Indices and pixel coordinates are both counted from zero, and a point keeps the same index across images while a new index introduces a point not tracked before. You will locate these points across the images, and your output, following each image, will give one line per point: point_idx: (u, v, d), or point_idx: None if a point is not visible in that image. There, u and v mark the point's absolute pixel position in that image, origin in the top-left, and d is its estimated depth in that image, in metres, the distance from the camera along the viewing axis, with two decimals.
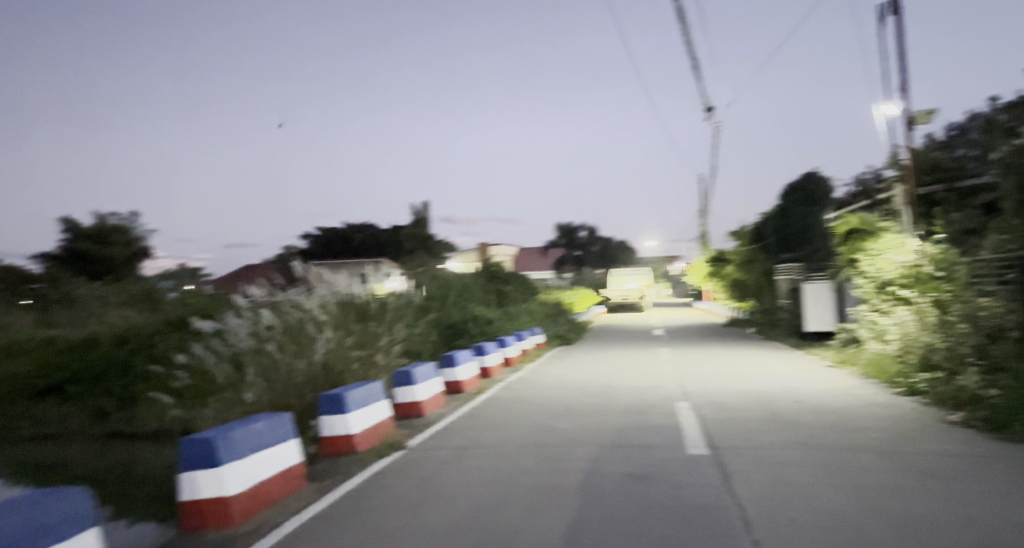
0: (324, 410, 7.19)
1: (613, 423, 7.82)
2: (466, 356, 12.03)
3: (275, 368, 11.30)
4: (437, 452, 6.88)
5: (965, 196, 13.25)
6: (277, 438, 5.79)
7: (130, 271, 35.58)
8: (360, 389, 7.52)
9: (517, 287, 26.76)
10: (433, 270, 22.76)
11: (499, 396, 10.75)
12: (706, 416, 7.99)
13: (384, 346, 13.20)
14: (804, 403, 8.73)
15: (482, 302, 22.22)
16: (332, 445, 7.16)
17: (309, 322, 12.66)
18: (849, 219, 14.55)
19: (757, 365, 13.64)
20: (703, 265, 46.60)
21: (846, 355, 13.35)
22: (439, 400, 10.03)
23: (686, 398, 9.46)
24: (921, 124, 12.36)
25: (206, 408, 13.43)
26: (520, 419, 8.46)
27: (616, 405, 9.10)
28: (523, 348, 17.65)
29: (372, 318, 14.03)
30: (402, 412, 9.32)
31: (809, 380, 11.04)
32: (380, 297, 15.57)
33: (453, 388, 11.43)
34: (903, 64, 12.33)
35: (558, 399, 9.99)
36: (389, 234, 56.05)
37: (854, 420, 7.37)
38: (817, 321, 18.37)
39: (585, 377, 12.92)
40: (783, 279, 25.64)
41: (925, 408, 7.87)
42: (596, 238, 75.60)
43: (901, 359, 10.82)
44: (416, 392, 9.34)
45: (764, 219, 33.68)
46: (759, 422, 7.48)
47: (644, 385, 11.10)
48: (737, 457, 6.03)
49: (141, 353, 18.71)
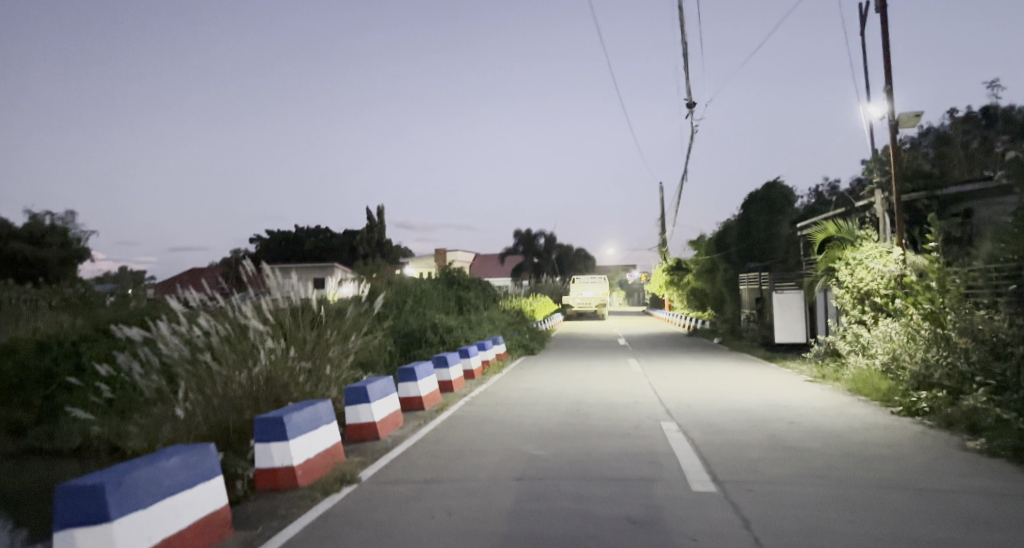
0: (260, 437, 5.99)
1: (598, 451, 6.83)
2: (427, 370, 10.93)
3: (209, 381, 9.99)
4: (395, 488, 5.78)
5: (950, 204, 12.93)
6: (196, 476, 4.59)
7: (65, 274, 33.00)
8: (305, 410, 6.38)
9: (478, 294, 25.75)
10: (391, 275, 21.55)
11: (464, 414, 9.69)
12: (698, 441, 7.08)
13: (334, 357, 11.93)
14: (801, 424, 7.96)
15: (441, 309, 21.12)
16: (268, 480, 5.98)
17: (251, 329, 11.39)
18: (827, 227, 14.07)
19: (736, 379, 12.91)
20: (662, 274, 46.51)
21: (826, 369, 12.72)
22: (396, 419, 8.90)
23: (672, 418, 8.59)
24: (906, 127, 11.95)
25: (132, 424, 11.93)
26: (489, 444, 7.41)
27: (596, 427, 8.12)
28: (486, 359, 16.62)
29: (324, 325, 12.80)
30: (353, 435, 8.16)
31: (797, 396, 10.32)
32: (333, 304, 14.32)
33: (411, 405, 10.29)
34: (888, 65, 11.93)
35: (530, 419, 8.97)
36: (344, 238, 54.28)
37: (864, 448, 6.59)
38: (787, 332, 17.90)
39: (556, 391, 11.97)
40: (747, 289, 25.32)
41: (935, 433, 7.16)
42: (554, 246, 75.27)
43: (892, 375, 10.20)
44: (371, 411, 8.20)
45: (726, 227, 33.40)
46: (759, 449, 6.60)
47: (621, 402, 10.18)
48: (750, 496, 5.12)
49: (66, 363, 16.75)
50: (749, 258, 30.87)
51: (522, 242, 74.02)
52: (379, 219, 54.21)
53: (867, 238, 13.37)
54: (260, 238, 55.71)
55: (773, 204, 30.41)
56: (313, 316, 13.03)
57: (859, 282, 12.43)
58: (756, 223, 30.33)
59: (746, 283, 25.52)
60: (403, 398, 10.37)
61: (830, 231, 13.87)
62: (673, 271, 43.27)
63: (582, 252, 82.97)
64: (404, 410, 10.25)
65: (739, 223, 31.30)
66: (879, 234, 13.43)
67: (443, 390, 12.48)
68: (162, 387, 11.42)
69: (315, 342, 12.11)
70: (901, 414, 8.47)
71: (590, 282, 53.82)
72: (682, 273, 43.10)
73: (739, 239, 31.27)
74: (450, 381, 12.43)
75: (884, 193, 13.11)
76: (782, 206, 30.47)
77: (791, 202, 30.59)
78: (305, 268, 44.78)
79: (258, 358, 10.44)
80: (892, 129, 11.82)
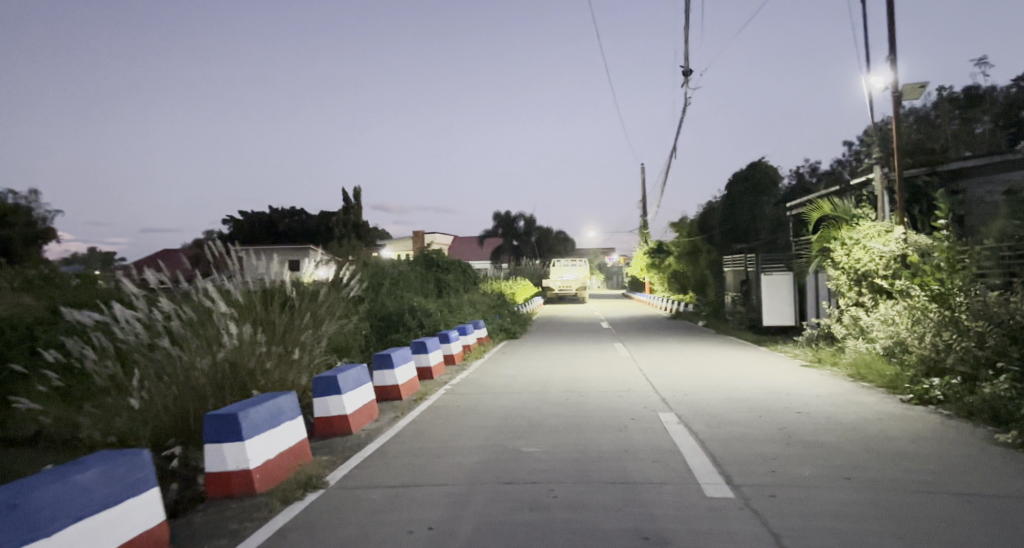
0: (210, 437, 5.20)
1: (593, 448, 6.14)
2: (404, 356, 10.17)
3: (169, 368, 9.14)
4: (368, 494, 5.06)
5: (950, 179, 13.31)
6: (122, 491, 3.83)
7: (28, 255, 31.38)
8: (264, 406, 5.63)
9: (457, 276, 24.96)
10: (366, 256, 20.68)
11: (445, 404, 8.99)
12: (704, 435, 6.45)
13: (305, 342, 11.11)
14: (809, 415, 7.40)
15: (419, 292, 20.32)
16: (220, 487, 5.21)
17: (215, 312, 10.56)
18: (822, 205, 13.57)
19: (728, 363, 12.39)
20: (642, 257, 46.12)
21: (823, 353, 12.20)
22: (370, 411, 8.17)
23: (670, 408, 7.95)
24: (910, 99, 11.38)
25: (85, 414, 10.97)
26: (473, 440, 6.70)
27: (589, 419, 7.45)
28: (466, 344, 15.91)
29: (296, 307, 11.97)
30: (322, 429, 7.41)
31: (800, 383, 9.77)
32: (307, 286, 13.48)
33: (388, 394, 9.56)
34: (893, 32, 11.30)
35: (515, 410, 8.27)
36: (320, 219, 52.96)
37: (884, 441, 6.02)
38: (776, 314, 17.41)
39: (542, 377, 11.32)
40: (732, 270, 24.87)
41: (956, 424, 6.62)
42: (534, 228, 74.59)
43: (898, 360, 9.66)
44: (342, 403, 7.44)
45: (709, 208, 32.97)
46: (771, 445, 5.98)
47: (612, 390, 9.54)
48: (773, 504, 4.46)
49: (18, 347, 15.47)
50: (732, 239, 30.44)
51: (501, 224, 73.04)
52: (356, 200, 52.86)
53: (864, 217, 12.84)
54: (233, 218, 54.11)
55: (758, 185, 29.93)
56: (285, 298, 12.20)
57: (856, 263, 11.94)
58: (740, 203, 29.89)
59: (730, 265, 25.06)
60: (378, 386, 9.61)
61: (825, 209, 13.33)
62: (654, 253, 42.78)
63: (562, 234, 82.36)
64: (379, 400, 9.50)
65: (723, 205, 30.79)
66: (876, 212, 12.95)
67: (422, 377, 11.75)
68: (117, 375, 10.48)
69: (285, 325, 11.29)
70: (913, 402, 7.91)
71: (570, 265, 53.24)
72: (663, 256, 42.62)
73: (722, 221, 30.79)
74: (429, 368, 11.69)
75: (883, 169, 12.61)
76: (766, 186, 29.85)
77: (775, 181, 30.03)
78: (280, 250, 43.49)
79: (222, 342, 9.63)
80: (895, 100, 11.24)
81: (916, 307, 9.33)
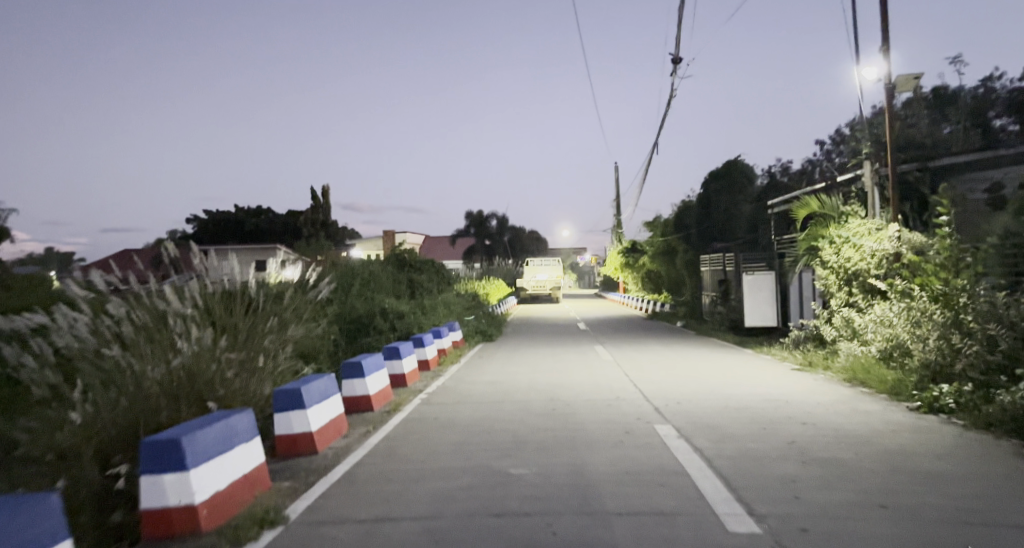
0: (146, 468, 4.36)
1: (592, 469, 5.48)
2: (377, 364, 9.43)
3: (119, 378, 8.21)
4: (336, 532, 4.34)
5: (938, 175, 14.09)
6: (26, 541, 3.05)
7: None
8: (213, 427, 4.85)
9: (431, 276, 24.12)
10: (335, 255, 19.73)
11: (422, 417, 8.28)
12: (709, 452, 5.85)
13: (269, 347, 10.24)
14: (815, 426, 6.88)
15: (390, 293, 19.48)
16: (158, 526, 4.35)
17: (171, 315, 9.65)
18: (809, 202, 13.17)
19: (718, 367, 11.84)
20: (616, 257, 45.76)
21: (814, 356, 11.74)
22: (338, 426, 7.41)
23: (666, 420, 7.34)
24: (903, 91, 11.00)
25: (21, 429, 9.87)
26: (456, 460, 5.99)
27: (581, 434, 6.80)
28: (441, 348, 15.20)
29: (260, 310, 11.09)
30: (284, 448, 6.63)
31: (798, 389, 9.27)
32: (272, 288, 12.61)
33: (359, 406, 8.81)
34: (886, 21, 10.89)
35: (499, 423, 7.59)
36: (286, 219, 51.37)
37: (905, 457, 5.50)
38: (758, 315, 17.03)
39: (525, 383, 10.70)
40: (710, 270, 24.55)
41: (974, 436, 6.16)
42: (506, 228, 73.91)
43: (898, 365, 9.22)
44: (306, 420, 6.67)
45: (683, 207, 32.71)
46: (785, 464, 5.39)
47: (600, 398, 8.94)
48: (807, 540, 3.86)
49: None
50: (709, 239, 30.23)
51: (472, 223, 72.24)
52: (324, 199, 51.57)
53: (854, 216, 12.48)
54: (196, 218, 52.27)
55: (733, 183, 29.69)
56: (249, 300, 11.34)
57: (846, 262, 11.59)
58: (716, 202, 29.66)
59: (707, 264, 24.79)
60: (348, 397, 8.85)
61: (812, 206, 12.92)
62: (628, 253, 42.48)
63: (534, 234, 81.89)
64: (350, 412, 8.74)
65: (699, 203, 30.56)
66: (865, 210, 12.61)
67: (395, 385, 11.01)
68: (60, 386, 9.46)
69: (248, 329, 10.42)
70: (921, 411, 7.42)
71: (542, 265, 52.89)
72: (637, 255, 42.40)
73: (698, 220, 30.56)
74: (403, 375, 10.96)
75: (874, 165, 12.29)
76: (742, 184, 29.67)
77: (751, 180, 29.89)
78: (246, 250, 42.15)
79: (179, 349, 8.73)
80: (888, 93, 10.85)
81: (916, 308, 8.90)
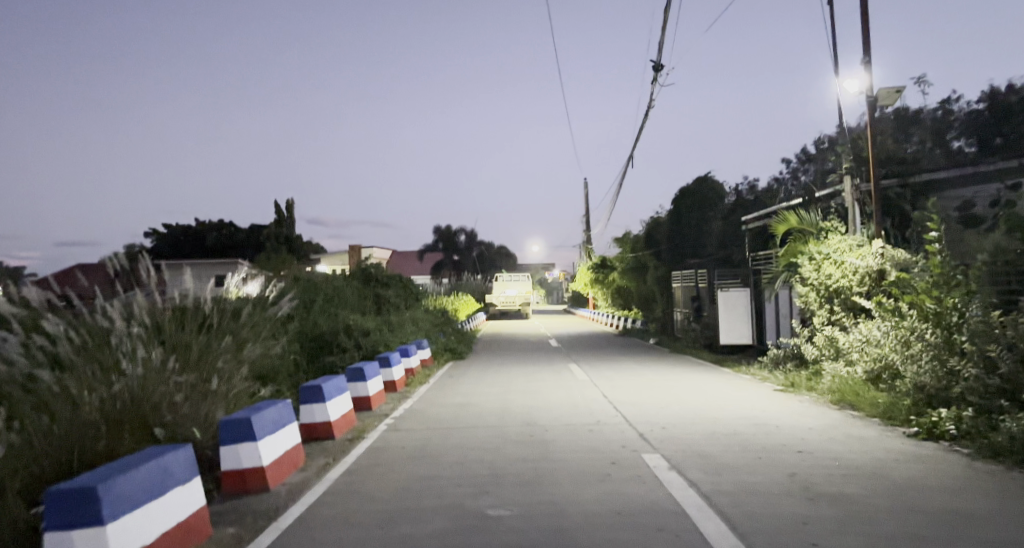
0: (52, 523, 3.58)
1: (580, 510, 4.87)
2: (339, 386, 8.70)
3: (52, 406, 7.27)
4: None
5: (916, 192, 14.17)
6: None
7: None
8: (142, 470, 4.12)
9: (398, 292, 23.34)
10: (297, 270, 18.86)
11: (389, 445, 7.59)
12: (706, 487, 5.30)
13: (223, 368, 9.40)
14: (813, 455, 6.42)
15: (356, 309, 18.67)
16: None
17: (116, 334, 8.74)
18: (789, 217, 12.92)
19: (700, 388, 11.37)
20: (586, 273, 45.51)
21: (796, 376, 11.37)
22: (294, 459, 6.68)
23: (656, 449, 6.77)
24: (885, 104, 10.81)
25: None
26: (427, 499, 5.34)
27: (562, 466, 6.19)
28: (409, 367, 14.49)
29: (216, 328, 10.22)
30: (231, 486, 5.87)
31: (787, 412, 8.82)
32: (230, 305, 11.76)
33: (318, 433, 8.08)
34: (868, 34, 10.72)
35: (473, 453, 6.96)
36: (248, 233, 49.92)
37: (919, 492, 5.03)
38: (733, 332, 16.74)
39: (499, 406, 10.09)
40: (681, 287, 24.31)
41: (984, 466, 5.76)
42: (475, 243, 73.32)
43: (889, 387, 8.88)
44: (257, 453, 5.93)
45: (654, 223, 32.60)
46: (790, 502, 4.86)
47: (581, 423, 8.35)
48: None
49: None
50: (680, 255, 30.12)
51: (440, 238, 71.36)
52: (288, 212, 50.30)
53: (834, 231, 12.25)
54: (154, 232, 50.56)
55: (704, 200, 29.64)
56: (203, 317, 10.50)
57: (827, 279, 11.31)
58: (686, 219, 29.58)
59: (679, 281, 24.56)
60: (306, 424, 8.10)
61: (792, 222, 12.68)
62: (597, 269, 42.20)
63: (502, 249, 81.50)
64: (308, 440, 8.01)
65: (669, 220, 30.47)
66: (845, 226, 12.39)
67: (359, 409, 10.27)
68: None
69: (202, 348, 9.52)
70: (921, 439, 7.04)
71: (512, 281, 52.41)
72: (606, 271, 42.20)
73: (669, 236, 30.44)
74: (367, 398, 10.23)
75: (854, 180, 12.11)
76: (712, 201, 29.67)
77: (721, 196, 29.90)
78: (206, 264, 40.69)
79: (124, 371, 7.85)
80: (871, 106, 10.66)
81: (905, 328, 8.57)
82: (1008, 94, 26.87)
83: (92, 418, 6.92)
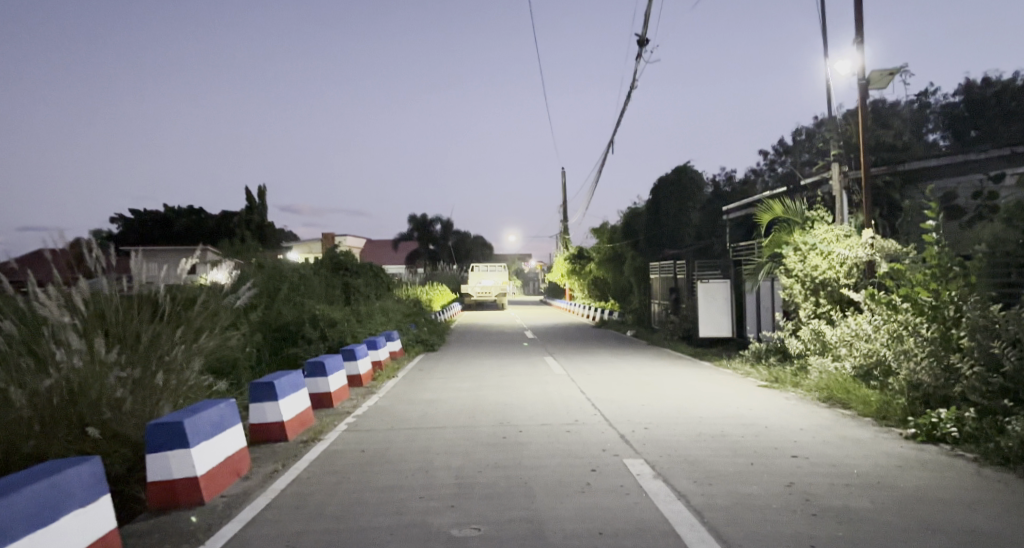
0: None
1: (557, 530, 4.26)
2: (295, 383, 7.97)
3: None
4: None
5: (904, 181, 13.79)
6: None
7: None
8: (27, 491, 3.36)
9: (369, 281, 22.51)
10: (260, 258, 17.88)
11: (347, 449, 6.92)
12: (697, 500, 4.73)
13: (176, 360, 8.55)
14: (810, 460, 5.89)
15: (323, 299, 17.82)
16: None
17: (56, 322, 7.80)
18: (774, 206, 12.44)
19: (684, 383, 10.83)
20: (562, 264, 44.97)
21: (780, 372, 10.91)
22: (236, 467, 5.97)
23: (643, 455, 6.16)
24: (876, 87, 10.34)
25: None
26: (385, 515, 4.69)
27: (536, 474, 5.57)
28: (377, 361, 13.78)
29: (168, 317, 9.31)
30: (160, 501, 5.13)
31: (777, 411, 8.30)
32: (186, 292, 10.84)
33: (269, 436, 7.36)
34: (860, 13, 10.24)
35: (440, 458, 6.33)
36: (217, 219, 48.34)
37: (931, 506, 4.51)
38: (713, 324, 16.30)
39: (470, 404, 9.45)
40: (659, 278, 23.85)
41: (996, 474, 5.29)
42: (451, 233, 72.33)
43: (881, 384, 8.43)
44: (189, 461, 5.19)
45: (631, 213, 32.14)
46: (793, 520, 4.31)
47: (558, 424, 7.74)
48: None
49: None
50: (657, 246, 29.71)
51: (416, 228, 70.18)
52: (260, 199, 48.88)
53: (820, 221, 11.81)
54: (120, 218, 48.80)
55: (682, 189, 29.17)
56: (155, 305, 9.57)
57: (813, 271, 10.85)
58: (665, 209, 29.13)
59: (657, 272, 24.11)
60: (257, 425, 7.37)
61: (776, 211, 12.21)
62: (574, 259, 41.73)
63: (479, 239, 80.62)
64: (259, 443, 7.29)
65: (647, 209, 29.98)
66: (832, 216, 11.95)
67: (319, 406, 9.55)
68: None
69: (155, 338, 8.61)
70: (920, 441, 6.61)
71: (488, 271, 51.70)
72: (583, 262, 41.66)
73: (647, 226, 29.96)
74: (328, 395, 9.52)
75: (842, 167, 11.67)
76: (690, 191, 29.25)
77: (699, 186, 29.50)
78: (172, 251, 39.13)
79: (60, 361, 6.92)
80: (862, 89, 10.19)
81: (898, 323, 8.12)
82: (983, 87, 26.90)
83: (23, 413, 6.00)
